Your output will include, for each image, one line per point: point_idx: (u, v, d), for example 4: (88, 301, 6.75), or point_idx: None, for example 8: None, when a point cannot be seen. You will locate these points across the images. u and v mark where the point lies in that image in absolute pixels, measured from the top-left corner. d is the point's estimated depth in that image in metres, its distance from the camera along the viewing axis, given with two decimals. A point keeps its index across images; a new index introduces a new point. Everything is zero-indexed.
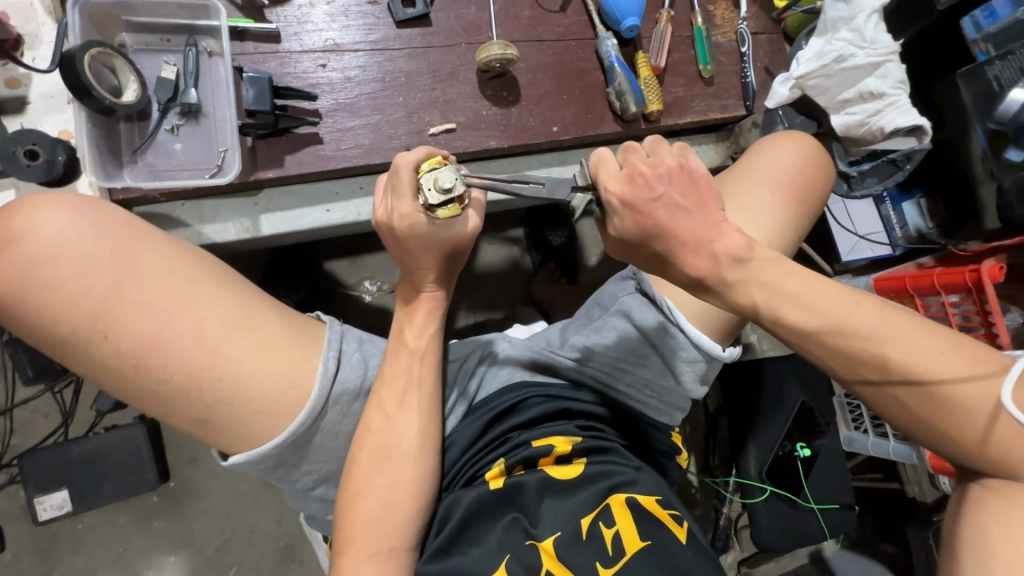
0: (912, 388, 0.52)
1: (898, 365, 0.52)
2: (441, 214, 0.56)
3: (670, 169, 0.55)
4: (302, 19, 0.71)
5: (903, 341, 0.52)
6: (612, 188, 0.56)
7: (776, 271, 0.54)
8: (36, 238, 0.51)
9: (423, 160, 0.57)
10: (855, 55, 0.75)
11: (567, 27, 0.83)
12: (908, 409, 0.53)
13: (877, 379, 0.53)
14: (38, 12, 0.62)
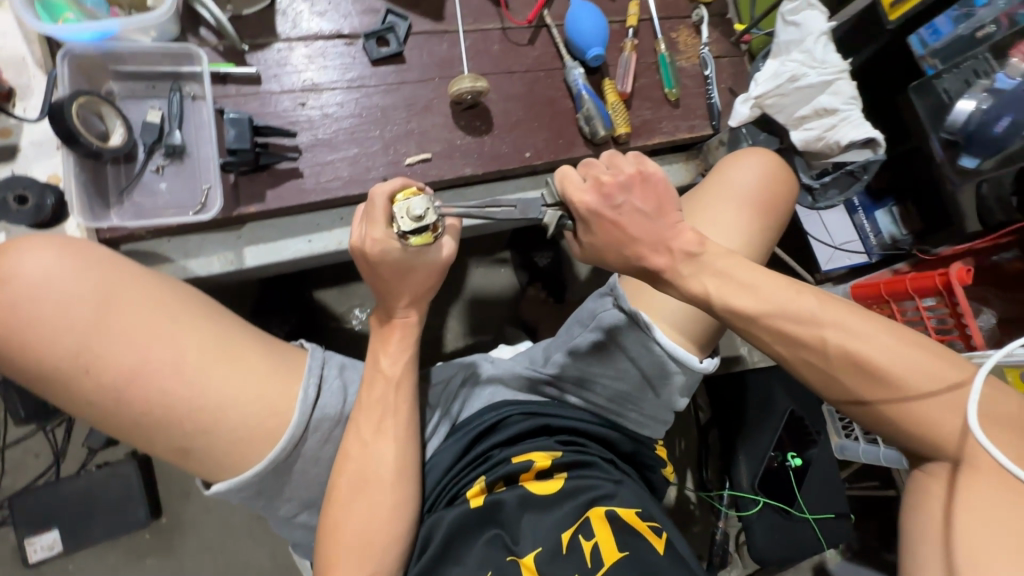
0: (862, 383, 0.57)
1: (838, 350, 0.58)
2: (414, 240, 0.59)
3: (631, 177, 0.60)
4: (282, 62, 0.75)
5: (846, 330, 0.58)
6: (580, 199, 0.60)
7: (728, 260, 0.61)
8: (21, 280, 0.53)
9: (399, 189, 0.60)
10: (807, 75, 0.79)
11: (536, 59, 0.88)
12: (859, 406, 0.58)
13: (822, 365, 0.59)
14: (29, 65, 0.65)
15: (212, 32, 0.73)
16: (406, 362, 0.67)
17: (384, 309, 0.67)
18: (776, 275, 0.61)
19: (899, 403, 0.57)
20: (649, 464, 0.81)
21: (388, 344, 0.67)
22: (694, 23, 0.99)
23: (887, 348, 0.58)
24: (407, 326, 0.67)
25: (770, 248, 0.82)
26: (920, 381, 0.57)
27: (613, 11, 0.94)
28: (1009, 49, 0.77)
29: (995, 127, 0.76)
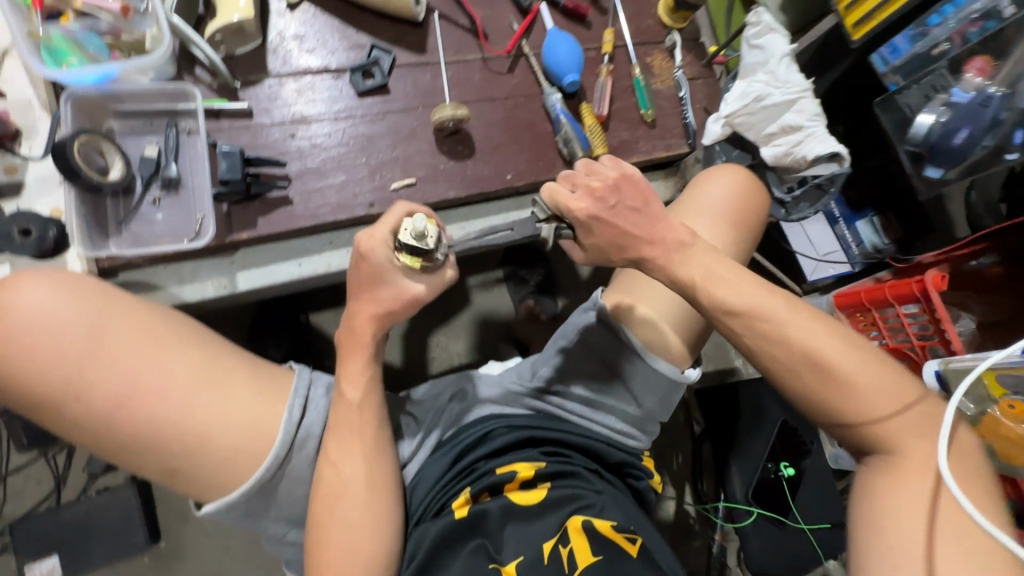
0: (821, 376, 0.61)
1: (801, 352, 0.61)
2: (405, 261, 0.63)
3: (616, 178, 0.67)
4: (272, 97, 0.80)
5: (812, 331, 0.61)
6: (578, 207, 0.66)
7: (711, 256, 0.66)
8: (18, 310, 0.56)
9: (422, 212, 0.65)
10: (772, 94, 0.83)
11: (515, 86, 0.92)
12: (814, 395, 0.62)
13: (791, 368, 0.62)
14: (35, 107, 0.70)
15: (207, 70, 0.78)
16: (371, 386, 0.66)
17: (353, 337, 0.66)
18: (747, 274, 0.65)
19: (854, 399, 0.61)
20: (636, 474, 0.82)
21: (360, 368, 0.66)
22: (668, 48, 1.03)
23: (843, 351, 0.61)
24: (373, 352, 0.67)
25: (745, 261, 0.85)
26: (870, 378, 0.61)
27: (589, 39, 0.98)
28: (964, 64, 0.80)
29: (955, 138, 0.80)
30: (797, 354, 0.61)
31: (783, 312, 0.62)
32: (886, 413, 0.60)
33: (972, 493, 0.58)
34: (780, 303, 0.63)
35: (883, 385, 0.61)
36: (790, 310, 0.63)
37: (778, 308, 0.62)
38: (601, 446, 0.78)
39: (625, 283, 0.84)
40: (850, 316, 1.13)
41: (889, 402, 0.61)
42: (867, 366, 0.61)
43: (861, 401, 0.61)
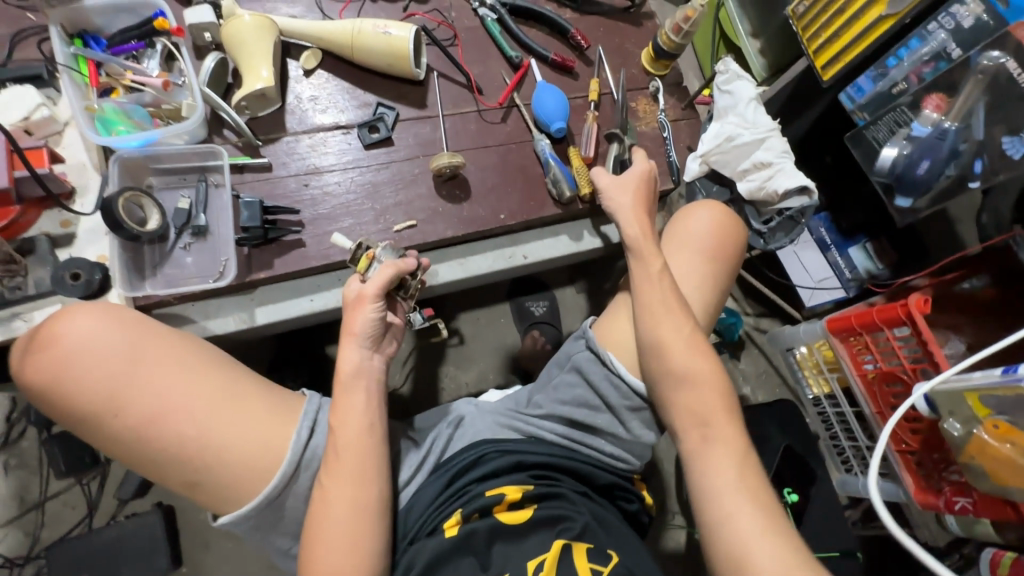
0: (676, 352, 0.77)
1: (662, 337, 0.78)
2: (358, 271, 0.77)
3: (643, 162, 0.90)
4: (290, 152, 0.90)
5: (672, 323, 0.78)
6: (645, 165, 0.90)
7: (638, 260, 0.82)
8: (62, 338, 0.64)
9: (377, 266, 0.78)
10: (742, 134, 0.91)
11: (508, 133, 1.01)
12: (673, 369, 0.77)
13: (659, 348, 0.78)
14: (89, 168, 0.80)
15: (233, 131, 0.88)
16: (365, 414, 0.71)
17: (342, 374, 0.72)
18: (650, 272, 0.81)
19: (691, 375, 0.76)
20: (625, 496, 0.86)
21: (351, 400, 0.71)
22: (652, 93, 1.10)
23: (690, 340, 0.78)
24: (364, 376, 0.73)
25: (723, 292, 0.90)
26: (704, 364, 0.77)
27: (576, 89, 1.07)
28: (921, 102, 0.86)
29: (918, 169, 0.88)
30: (664, 342, 0.77)
31: (662, 324, 0.78)
32: (716, 409, 0.75)
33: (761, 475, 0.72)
34: (663, 316, 0.78)
35: (715, 385, 0.76)
36: (665, 322, 0.78)
37: (660, 322, 0.78)
38: (589, 469, 0.82)
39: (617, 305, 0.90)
40: (843, 340, 1.16)
41: (718, 402, 0.75)
42: (711, 371, 0.77)
43: (700, 395, 0.76)
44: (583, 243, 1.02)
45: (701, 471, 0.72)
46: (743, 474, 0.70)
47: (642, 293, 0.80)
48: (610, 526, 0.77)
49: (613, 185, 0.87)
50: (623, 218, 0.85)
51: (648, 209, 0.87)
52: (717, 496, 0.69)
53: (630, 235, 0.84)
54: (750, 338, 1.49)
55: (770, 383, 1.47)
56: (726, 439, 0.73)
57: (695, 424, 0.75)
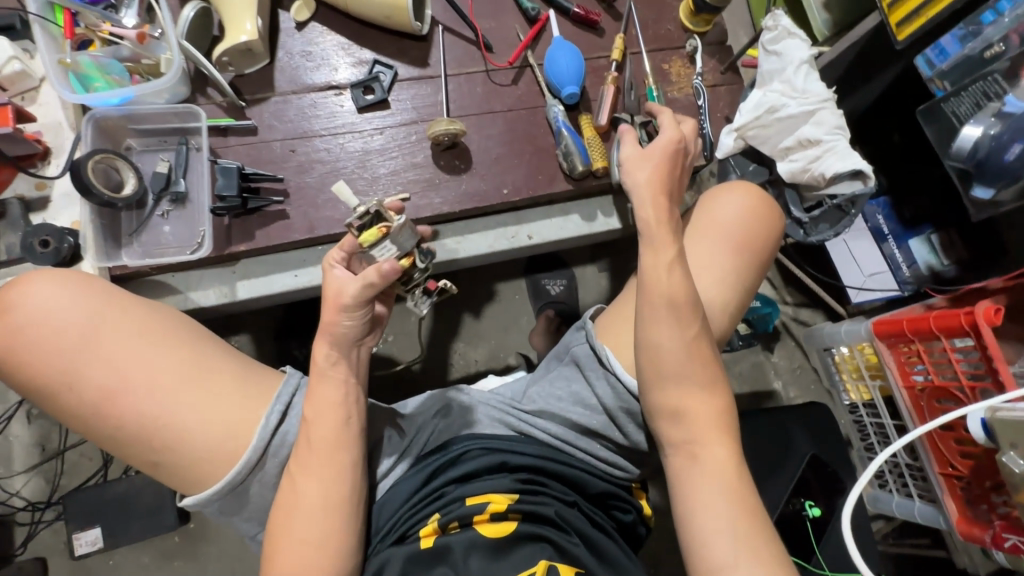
0: (684, 362, 0.67)
1: (668, 345, 0.67)
2: (361, 243, 0.61)
3: (672, 127, 0.73)
4: (278, 113, 0.83)
5: (679, 329, 0.67)
6: (672, 132, 0.72)
7: (653, 249, 0.69)
8: (21, 306, 0.62)
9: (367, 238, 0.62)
10: (787, 105, 0.77)
11: (519, 97, 0.90)
12: (677, 381, 0.67)
13: (665, 354, 0.67)
14: (64, 127, 0.78)
15: (218, 91, 0.82)
16: (338, 409, 0.65)
17: (315, 365, 0.66)
18: (661, 263, 0.68)
19: (693, 393, 0.67)
20: (621, 506, 0.79)
21: (328, 392, 0.66)
22: (689, 53, 0.97)
23: (697, 350, 0.67)
24: (338, 373, 0.66)
25: (750, 289, 0.78)
26: (711, 380, 0.68)
27: (599, 47, 0.94)
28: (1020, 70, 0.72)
29: (1006, 154, 0.72)
30: (672, 348, 0.67)
31: (663, 327, 0.67)
32: (711, 429, 0.66)
33: (753, 500, 0.63)
34: (665, 320, 0.67)
35: (708, 397, 0.67)
36: (666, 324, 0.67)
37: (661, 321, 0.67)
38: (582, 476, 0.75)
39: (622, 300, 0.80)
40: (891, 346, 1.01)
41: (708, 419, 0.66)
42: (712, 389, 0.68)
43: (693, 417, 0.66)
44: (595, 224, 0.92)
45: (685, 497, 0.64)
46: (735, 503, 0.62)
47: (645, 289, 0.68)
48: (598, 544, 0.70)
49: (634, 157, 0.72)
50: (639, 197, 0.70)
51: (667, 189, 0.71)
52: (704, 528, 0.61)
53: (644, 221, 0.70)
54: (787, 330, 1.36)
55: (804, 382, 1.34)
56: (715, 461, 0.65)
57: (680, 441, 0.66)
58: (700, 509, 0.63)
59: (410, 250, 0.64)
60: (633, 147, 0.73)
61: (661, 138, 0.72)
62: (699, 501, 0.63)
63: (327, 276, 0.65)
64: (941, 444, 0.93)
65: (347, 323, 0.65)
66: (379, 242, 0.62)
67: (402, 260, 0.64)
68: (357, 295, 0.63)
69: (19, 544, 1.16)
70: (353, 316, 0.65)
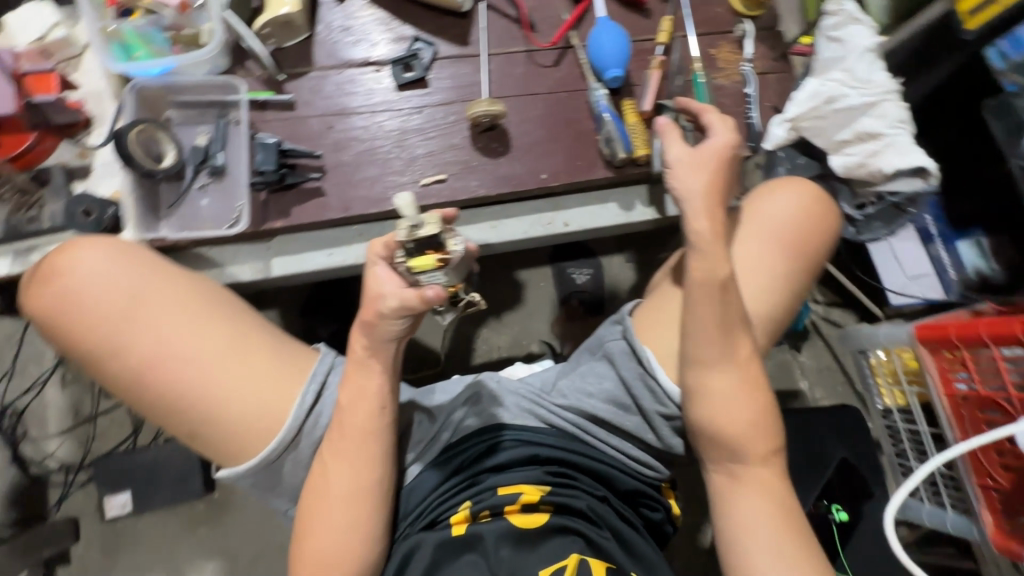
0: (728, 373, 0.68)
1: (712, 355, 0.68)
2: (410, 266, 0.56)
3: (722, 125, 0.72)
4: (316, 89, 0.82)
5: (723, 335, 0.68)
6: (729, 138, 0.70)
7: (705, 251, 0.67)
8: (73, 273, 0.63)
9: (417, 260, 0.56)
10: (847, 95, 0.74)
11: (559, 80, 0.88)
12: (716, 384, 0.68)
13: (710, 361, 0.68)
14: (105, 96, 0.77)
15: (257, 64, 0.81)
16: (374, 399, 0.65)
17: (354, 354, 0.65)
18: (711, 264, 0.68)
19: (734, 403, 0.68)
20: (649, 504, 0.78)
21: (364, 382, 0.65)
22: (738, 39, 0.93)
23: (740, 364, 0.69)
24: (374, 362, 0.65)
25: (797, 295, 0.77)
26: (754, 394, 0.69)
27: (644, 30, 0.91)
28: None
29: None
30: (717, 355, 0.68)
31: (712, 345, 0.67)
32: (753, 445, 0.67)
33: (797, 516, 0.65)
34: (715, 341, 0.67)
35: (751, 409, 0.68)
36: (717, 345, 0.67)
37: (711, 314, 0.67)
38: (612, 472, 0.74)
39: (660, 298, 0.78)
40: (933, 352, 0.97)
41: (757, 436, 0.67)
42: (753, 399, 0.68)
43: (734, 426, 0.67)
44: (634, 214, 0.89)
45: (727, 512, 0.67)
46: (782, 518, 0.64)
47: (694, 309, 0.68)
48: (627, 540, 0.70)
49: (686, 160, 0.69)
50: (692, 208, 0.68)
51: (722, 197, 0.70)
52: (745, 539, 0.64)
53: (696, 234, 0.68)
54: (816, 329, 1.33)
55: (833, 384, 1.31)
56: (758, 480, 0.67)
57: (724, 460, 0.68)
58: (737, 517, 0.65)
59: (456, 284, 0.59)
60: (684, 147, 0.69)
61: (715, 140, 0.70)
62: (739, 513, 0.65)
63: (370, 274, 0.60)
64: (982, 456, 0.90)
65: (387, 327, 0.61)
66: (429, 269, 0.56)
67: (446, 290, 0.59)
68: (394, 309, 0.59)
69: (53, 504, 1.19)
70: (391, 324, 0.61)
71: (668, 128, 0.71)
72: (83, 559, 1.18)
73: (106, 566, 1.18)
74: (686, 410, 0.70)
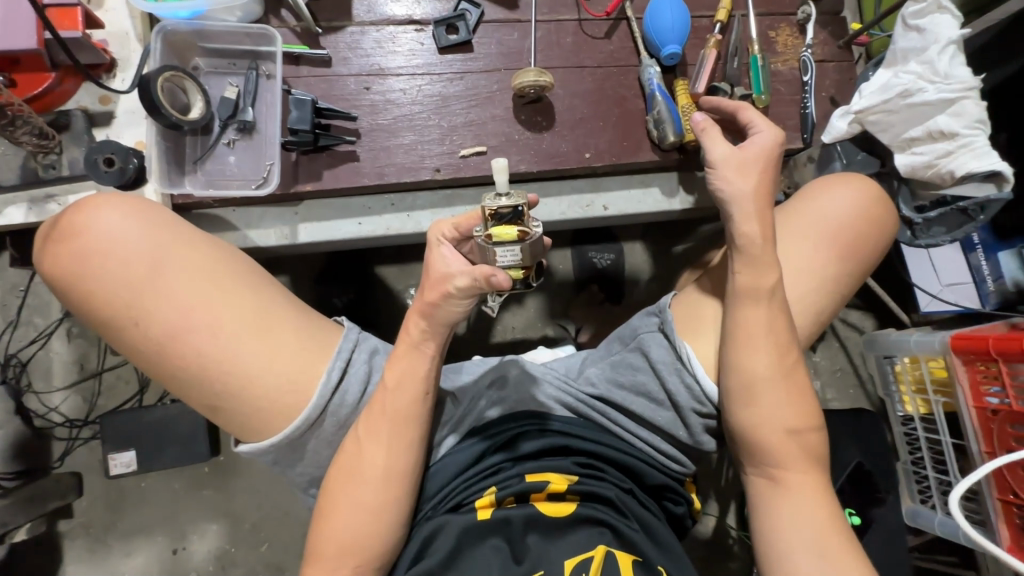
0: (774, 375, 0.66)
1: (760, 358, 0.65)
2: (492, 235, 0.54)
3: (764, 122, 0.71)
4: (353, 45, 0.77)
5: (767, 334, 0.66)
6: (773, 133, 0.70)
7: (754, 251, 0.66)
8: (91, 231, 0.60)
9: (495, 231, 0.54)
10: (924, 90, 0.71)
11: (610, 54, 0.83)
12: (758, 383, 0.65)
13: (757, 365, 0.65)
14: (131, 38, 0.73)
15: (292, 13, 0.76)
16: (419, 383, 0.64)
17: (407, 335, 0.64)
18: (760, 269, 0.66)
19: (778, 406, 0.66)
20: (674, 498, 0.76)
21: (413, 364, 0.64)
22: (799, 22, 0.87)
23: (788, 368, 0.67)
24: (426, 346, 0.64)
25: (843, 298, 0.74)
26: (799, 401, 0.67)
27: (703, 5, 0.85)
28: None
29: None
30: (768, 358, 0.66)
31: (756, 352, 0.65)
32: (796, 452, 0.65)
33: (842, 524, 0.63)
34: (762, 346, 0.66)
35: (793, 414, 0.66)
36: (762, 351, 0.66)
37: (757, 312, 0.66)
38: (641, 467, 0.72)
39: (698, 297, 0.77)
40: (968, 365, 0.93)
41: (799, 445, 0.66)
42: (798, 403, 0.66)
43: (778, 428, 0.66)
44: (676, 201, 0.85)
45: (766, 517, 0.65)
46: (830, 523, 0.62)
47: (740, 314, 0.67)
48: (657, 536, 0.67)
49: (732, 161, 0.68)
50: (741, 210, 0.67)
51: (771, 198, 0.69)
52: (787, 544, 0.62)
53: (745, 237, 0.67)
54: (832, 330, 1.31)
55: (850, 387, 1.29)
56: (802, 486, 0.65)
57: (761, 463, 0.67)
58: (776, 520, 0.64)
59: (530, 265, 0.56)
60: (730, 147, 0.69)
61: (762, 139, 0.69)
62: (778, 516, 0.64)
63: (434, 254, 0.60)
64: (1007, 474, 0.86)
65: (450, 307, 0.60)
66: (507, 243, 0.54)
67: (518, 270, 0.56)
68: (465, 289, 0.57)
69: (56, 457, 1.17)
70: (456, 303, 0.60)
71: (708, 127, 0.70)
72: (87, 514, 1.17)
73: (109, 522, 1.17)
74: (725, 410, 0.68)
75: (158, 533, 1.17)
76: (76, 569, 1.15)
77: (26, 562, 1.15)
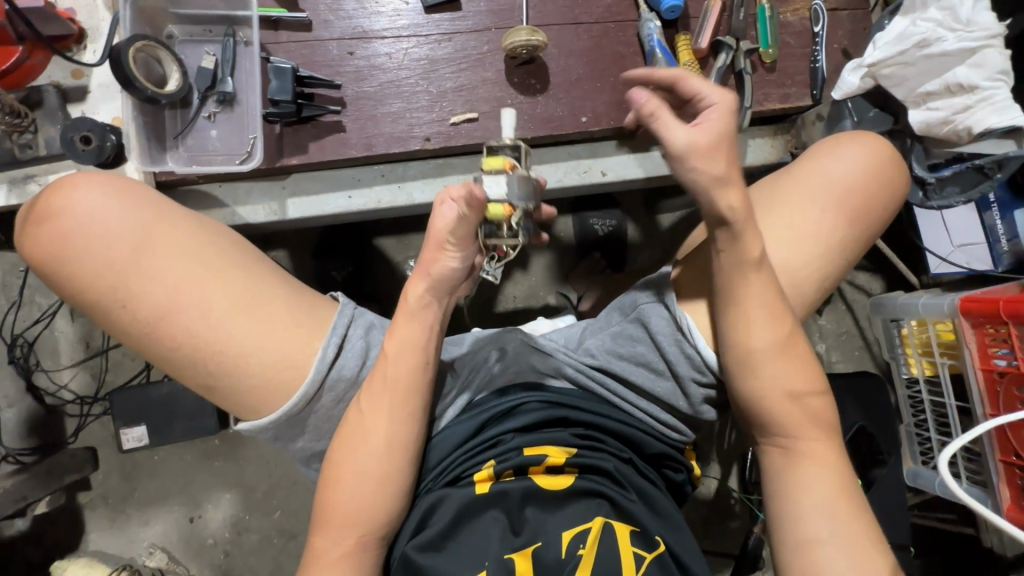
0: (774, 342, 0.64)
1: (759, 325, 0.64)
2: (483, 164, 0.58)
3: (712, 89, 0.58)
4: (334, 7, 0.73)
5: (768, 302, 0.64)
6: (726, 98, 0.58)
7: None
8: (70, 212, 0.58)
9: (486, 161, 0.59)
10: (943, 39, 0.67)
11: (608, 8, 0.78)
12: (757, 353, 0.64)
13: (756, 333, 0.64)
14: (98, 6, 0.71)
15: None
16: (419, 355, 0.64)
17: (406, 305, 0.63)
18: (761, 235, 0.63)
19: (778, 374, 0.65)
20: (673, 466, 0.76)
21: (411, 335, 0.63)
22: None
23: (788, 336, 0.65)
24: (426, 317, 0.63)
25: (850, 264, 0.72)
26: (801, 368, 0.66)
27: None
28: None
29: None
30: (768, 325, 0.64)
31: (755, 320, 0.64)
32: (797, 420, 0.65)
33: (851, 482, 0.64)
34: (761, 315, 0.64)
35: (798, 379, 0.65)
36: (760, 318, 0.64)
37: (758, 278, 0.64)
38: (641, 436, 0.71)
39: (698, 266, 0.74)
40: (976, 326, 0.91)
41: (801, 414, 0.65)
42: (800, 369, 0.65)
43: (779, 396, 0.65)
44: None
45: (779, 482, 0.65)
46: (832, 491, 0.62)
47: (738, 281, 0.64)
48: (655, 505, 0.67)
49: (700, 146, 0.55)
50: None
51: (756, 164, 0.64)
52: (800, 506, 0.62)
53: None
54: (839, 293, 1.29)
55: (854, 349, 1.28)
56: (813, 451, 0.65)
57: (761, 432, 0.66)
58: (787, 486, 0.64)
59: (515, 201, 0.58)
60: (691, 131, 0.55)
61: (716, 111, 0.56)
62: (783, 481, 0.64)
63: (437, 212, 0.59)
64: (1010, 434, 0.86)
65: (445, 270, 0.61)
66: (496, 171, 0.58)
67: (501, 204, 0.58)
68: None
69: (70, 433, 1.20)
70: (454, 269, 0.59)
71: (658, 109, 0.55)
72: (104, 485, 1.20)
73: (126, 492, 1.20)
74: (725, 379, 0.67)
75: (173, 502, 1.21)
76: (98, 536, 1.20)
77: (49, 530, 1.19)
